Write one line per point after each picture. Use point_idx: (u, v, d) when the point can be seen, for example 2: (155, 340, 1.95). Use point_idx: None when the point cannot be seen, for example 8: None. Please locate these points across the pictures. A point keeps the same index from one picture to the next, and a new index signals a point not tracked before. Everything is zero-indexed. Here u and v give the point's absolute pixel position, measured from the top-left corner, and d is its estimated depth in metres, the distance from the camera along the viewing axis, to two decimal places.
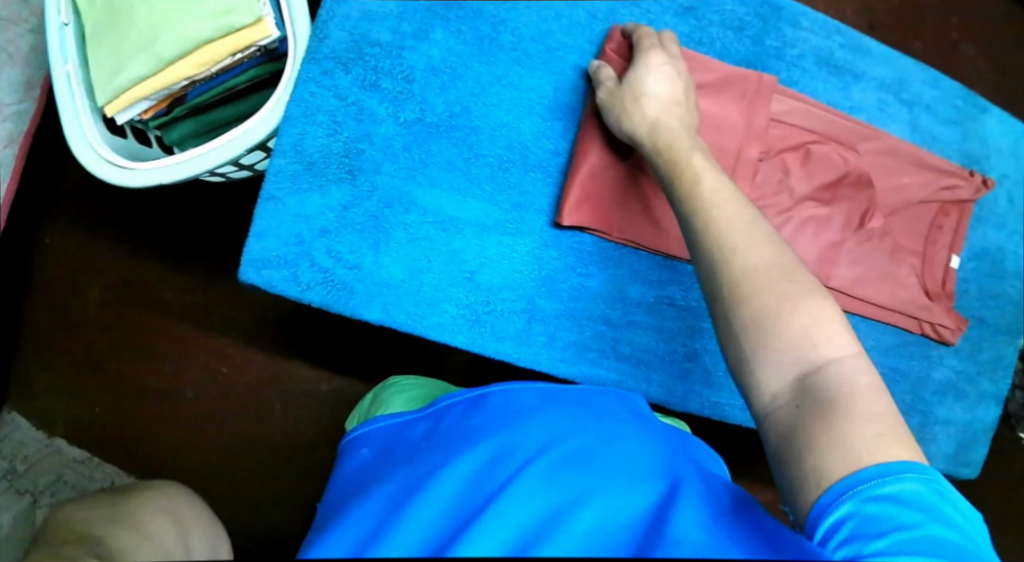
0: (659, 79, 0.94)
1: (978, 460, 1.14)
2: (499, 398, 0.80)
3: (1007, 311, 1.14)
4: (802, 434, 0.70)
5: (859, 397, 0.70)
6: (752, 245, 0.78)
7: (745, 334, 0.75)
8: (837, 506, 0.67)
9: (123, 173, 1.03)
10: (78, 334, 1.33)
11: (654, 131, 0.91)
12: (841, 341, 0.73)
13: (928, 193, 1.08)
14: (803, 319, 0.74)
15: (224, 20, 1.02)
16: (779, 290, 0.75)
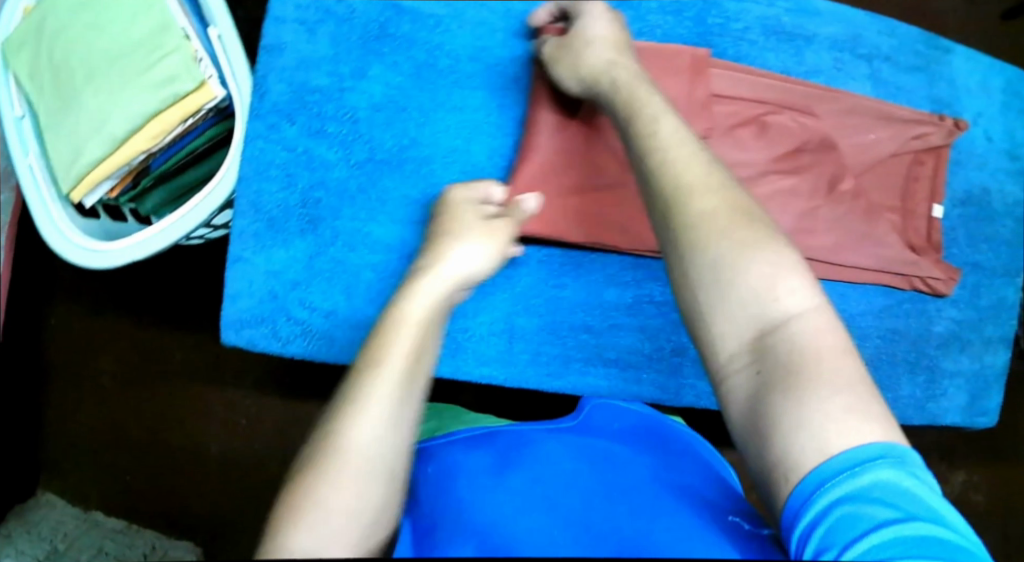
0: (604, 26, 0.90)
1: (994, 408, 1.12)
2: (511, 435, 0.87)
3: (1002, 252, 1.11)
4: (769, 396, 0.69)
5: (823, 361, 0.69)
6: (706, 192, 0.77)
7: (703, 287, 0.74)
8: (809, 506, 0.65)
9: (104, 256, 1.04)
10: (99, 407, 1.37)
11: (607, 74, 0.88)
12: (801, 290, 0.73)
13: (898, 147, 1.07)
14: (759, 271, 0.73)
15: (168, 90, 1.03)
16: (737, 238, 0.74)
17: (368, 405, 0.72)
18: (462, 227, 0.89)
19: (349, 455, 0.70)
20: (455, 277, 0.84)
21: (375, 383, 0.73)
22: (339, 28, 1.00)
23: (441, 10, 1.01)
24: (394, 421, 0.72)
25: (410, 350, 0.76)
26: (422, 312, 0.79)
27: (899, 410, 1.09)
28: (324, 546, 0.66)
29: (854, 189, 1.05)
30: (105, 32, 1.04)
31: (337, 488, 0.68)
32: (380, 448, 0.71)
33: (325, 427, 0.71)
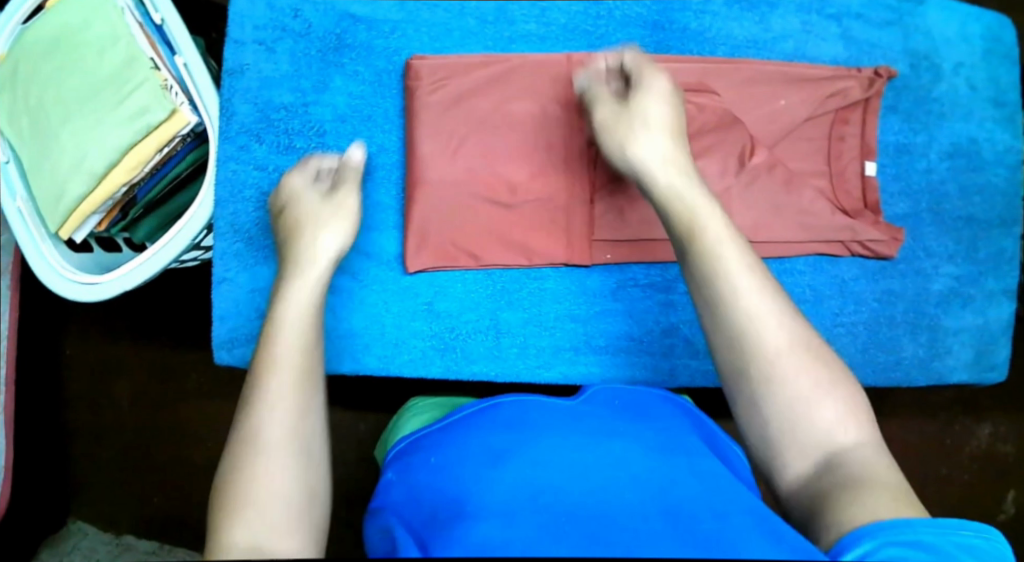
0: (659, 109, 0.89)
1: (1003, 361, 1.09)
2: (508, 411, 0.87)
3: (996, 202, 1.08)
4: (831, 505, 0.70)
5: (880, 471, 0.71)
6: (779, 307, 0.76)
7: (772, 403, 0.74)
8: (858, 544, 0.66)
9: (98, 289, 1.06)
10: (121, 433, 1.36)
11: (664, 168, 0.85)
12: (861, 420, 0.74)
13: (813, 110, 1.03)
14: (825, 392, 0.74)
15: (140, 122, 1.05)
16: (804, 361, 0.74)
17: (272, 400, 0.72)
18: (303, 224, 0.90)
19: (269, 450, 0.70)
20: (324, 268, 0.86)
21: (263, 414, 0.71)
22: (297, 43, 1.01)
23: (395, 15, 1.02)
24: (300, 411, 0.73)
25: (299, 345, 0.77)
26: (303, 309, 0.81)
27: (904, 373, 1.06)
28: (268, 541, 0.66)
29: (794, 155, 1.04)
30: (75, 72, 1.06)
31: (267, 475, 0.69)
32: (296, 438, 0.71)
33: (236, 434, 0.71)
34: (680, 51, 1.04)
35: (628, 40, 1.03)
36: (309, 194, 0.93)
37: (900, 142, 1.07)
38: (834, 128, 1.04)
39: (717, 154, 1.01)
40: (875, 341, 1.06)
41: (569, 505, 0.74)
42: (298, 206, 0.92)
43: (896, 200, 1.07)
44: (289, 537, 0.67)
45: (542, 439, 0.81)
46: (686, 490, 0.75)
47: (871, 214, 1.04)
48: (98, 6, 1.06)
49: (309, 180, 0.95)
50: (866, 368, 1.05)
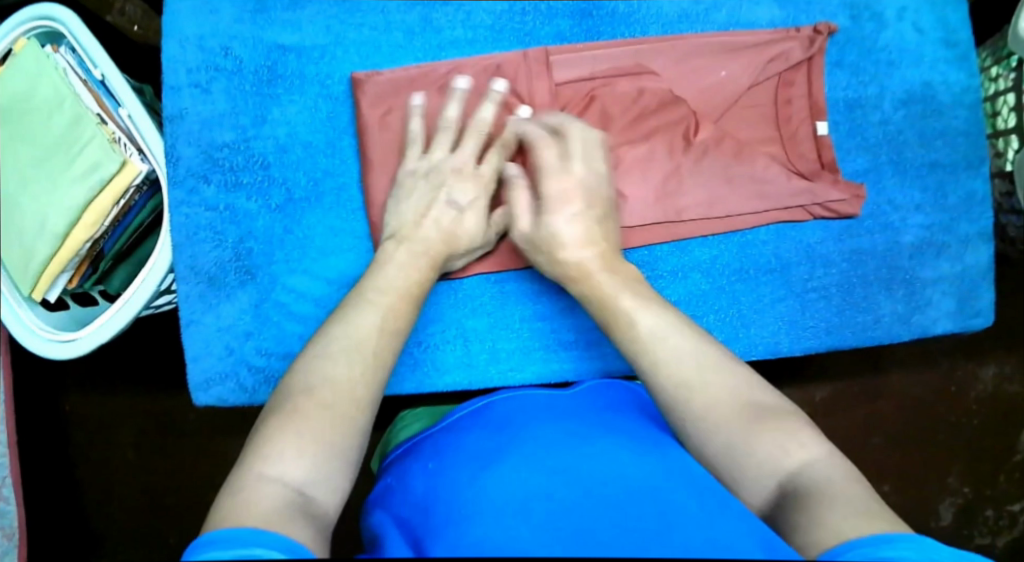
0: (572, 229, 0.92)
1: (987, 307, 1.06)
2: (503, 412, 0.87)
3: (959, 144, 1.06)
4: (794, 530, 0.74)
5: (838, 487, 0.74)
6: (703, 380, 0.81)
7: (716, 448, 0.79)
8: None
9: (77, 345, 1.08)
10: (127, 481, 1.34)
11: (583, 280, 0.91)
12: (808, 440, 0.78)
13: (755, 76, 1.02)
14: (772, 434, 0.78)
15: (94, 178, 1.06)
16: (747, 414, 0.79)
17: (353, 352, 0.81)
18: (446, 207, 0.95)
19: (338, 394, 0.78)
20: (424, 262, 0.92)
21: (340, 364, 0.80)
22: (231, 81, 1.01)
23: (322, 39, 1.01)
24: (377, 374, 0.81)
25: (389, 325, 0.85)
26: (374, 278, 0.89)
27: (883, 330, 1.04)
28: (309, 478, 0.73)
29: (742, 125, 1.02)
30: (25, 138, 1.07)
31: (329, 414, 0.76)
32: (369, 401, 0.79)
33: (313, 365, 0.80)
34: (612, 36, 1.03)
35: (557, 31, 1.02)
36: (472, 176, 0.96)
37: (851, 97, 1.05)
38: (780, 92, 1.03)
39: (663, 136, 1.00)
40: (851, 303, 1.03)
41: (567, 502, 0.75)
42: (448, 191, 0.95)
43: (853, 156, 1.04)
44: (322, 478, 0.73)
45: (535, 438, 0.81)
46: (670, 488, 0.76)
47: (829, 173, 1.02)
48: (41, 70, 1.07)
49: (468, 151, 0.97)
50: (845, 330, 1.03)
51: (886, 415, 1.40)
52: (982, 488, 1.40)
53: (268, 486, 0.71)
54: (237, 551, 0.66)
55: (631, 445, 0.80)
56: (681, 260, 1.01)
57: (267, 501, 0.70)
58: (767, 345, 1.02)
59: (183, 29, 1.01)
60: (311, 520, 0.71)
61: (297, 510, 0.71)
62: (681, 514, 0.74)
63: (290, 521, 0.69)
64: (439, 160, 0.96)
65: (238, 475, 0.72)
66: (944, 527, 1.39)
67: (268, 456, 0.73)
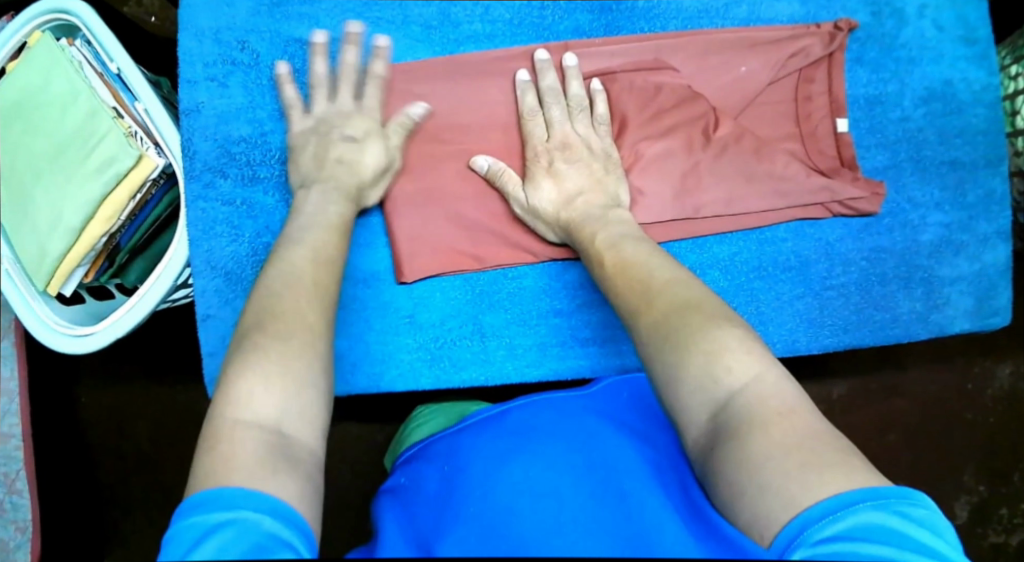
0: (550, 186, 0.95)
1: (1006, 305, 1.06)
2: (521, 414, 0.86)
3: (979, 142, 1.06)
4: (724, 466, 0.71)
5: (772, 426, 0.69)
6: (651, 306, 0.80)
7: (659, 378, 0.77)
8: (792, 550, 0.65)
9: (95, 338, 1.07)
10: (144, 474, 1.34)
11: (566, 230, 0.95)
12: (742, 362, 0.73)
13: (774, 73, 1.02)
14: (704, 362, 0.74)
15: (109, 172, 1.05)
16: (676, 337, 0.76)
17: (294, 282, 0.78)
18: (330, 146, 0.94)
19: (288, 323, 0.74)
20: (338, 198, 0.91)
21: (279, 293, 0.77)
22: (248, 75, 1.01)
23: (339, 33, 1.01)
24: (323, 302, 0.78)
25: (316, 251, 0.83)
26: (317, 217, 0.88)
27: (901, 329, 1.04)
28: (289, 415, 0.70)
29: (761, 122, 1.02)
30: (39, 131, 1.06)
31: (288, 342, 0.73)
32: (322, 326, 0.76)
33: (255, 301, 0.77)
34: (631, 32, 1.02)
35: (576, 27, 1.02)
36: (354, 112, 0.95)
37: (872, 93, 1.04)
38: (800, 89, 1.03)
39: (682, 131, 0.99)
40: (869, 301, 1.03)
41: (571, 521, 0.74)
42: (340, 129, 0.94)
43: (873, 153, 1.04)
44: (302, 411, 0.71)
45: (548, 445, 0.81)
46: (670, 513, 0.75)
47: (850, 170, 1.01)
48: (54, 63, 1.06)
49: (347, 93, 0.96)
50: (863, 328, 1.03)
51: (903, 412, 1.42)
52: (997, 486, 1.41)
53: (250, 430, 0.68)
54: (221, 514, 0.64)
55: (642, 459, 0.80)
56: (700, 258, 1.00)
57: (247, 448, 0.67)
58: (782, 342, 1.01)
59: (198, 22, 1.01)
60: (294, 457, 0.68)
61: (278, 451, 0.68)
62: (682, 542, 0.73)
63: (263, 463, 0.67)
64: (321, 112, 0.95)
65: (211, 426, 0.69)
66: (960, 525, 1.40)
67: (236, 399, 0.69)
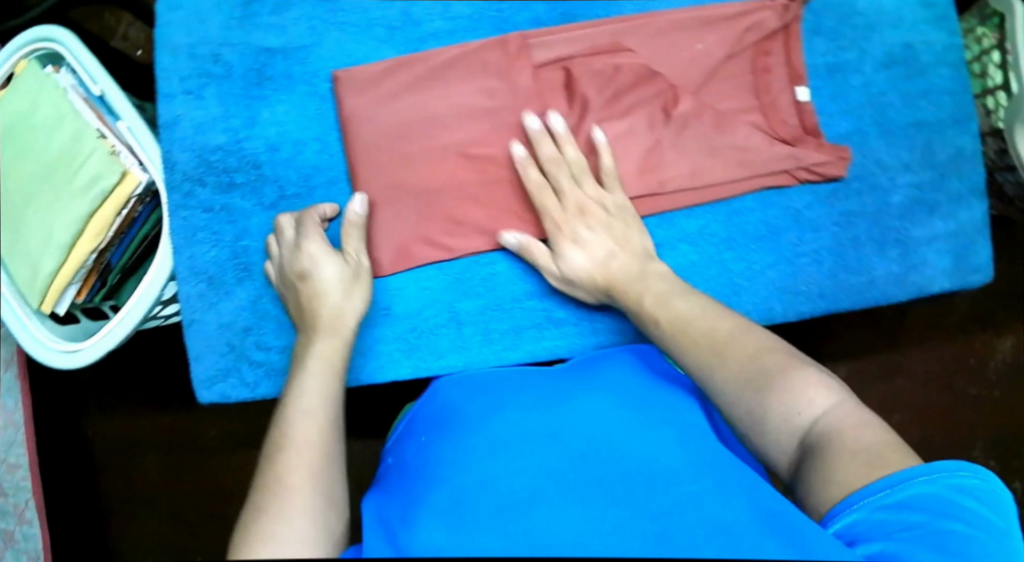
0: (582, 254, 0.97)
1: (986, 263, 1.07)
2: (507, 383, 0.92)
3: (946, 102, 1.06)
4: (808, 487, 0.79)
5: (843, 436, 0.78)
6: (722, 359, 0.86)
7: (740, 417, 0.84)
8: (849, 512, 0.75)
9: (82, 354, 1.10)
10: (154, 501, 1.36)
11: (610, 296, 0.97)
12: (820, 395, 0.82)
13: (732, 47, 1.03)
14: (786, 392, 0.82)
15: (96, 188, 1.09)
16: (742, 358, 0.85)
17: (300, 451, 0.79)
18: (319, 304, 0.93)
19: (288, 494, 0.76)
20: (332, 340, 0.91)
21: (288, 455, 0.79)
22: (222, 86, 1.04)
23: (305, 39, 1.03)
24: (330, 463, 0.80)
25: (323, 409, 0.83)
26: (321, 366, 0.88)
27: (878, 292, 1.05)
28: None
29: (722, 95, 1.03)
30: (28, 155, 1.10)
31: (291, 508, 0.75)
32: (324, 487, 0.78)
33: (265, 461, 0.79)
34: (589, 18, 1.05)
35: (533, 17, 1.04)
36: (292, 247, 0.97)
37: (833, 62, 1.05)
38: (758, 61, 1.04)
39: (642, 109, 1.02)
40: (845, 266, 1.04)
41: (550, 475, 0.79)
42: (287, 266, 0.96)
43: (837, 120, 1.05)
44: None
45: (526, 410, 0.86)
46: (675, 466, 0.79)
47: (813, 138, 1.03)
48: (41, 91, 1.11)
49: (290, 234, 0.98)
50: (840, 293, 1.04)
51: (904, 393, 1.40)
52: (1011, 462, 1.39)
53: None
54: None
55: (629, 416, 0.85)
56: (669, 232, 1.02)
57: None
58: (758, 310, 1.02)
59: (175, 39, 1.04)
60: None
61: None
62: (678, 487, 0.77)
63: None
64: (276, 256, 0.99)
65: None
66: None
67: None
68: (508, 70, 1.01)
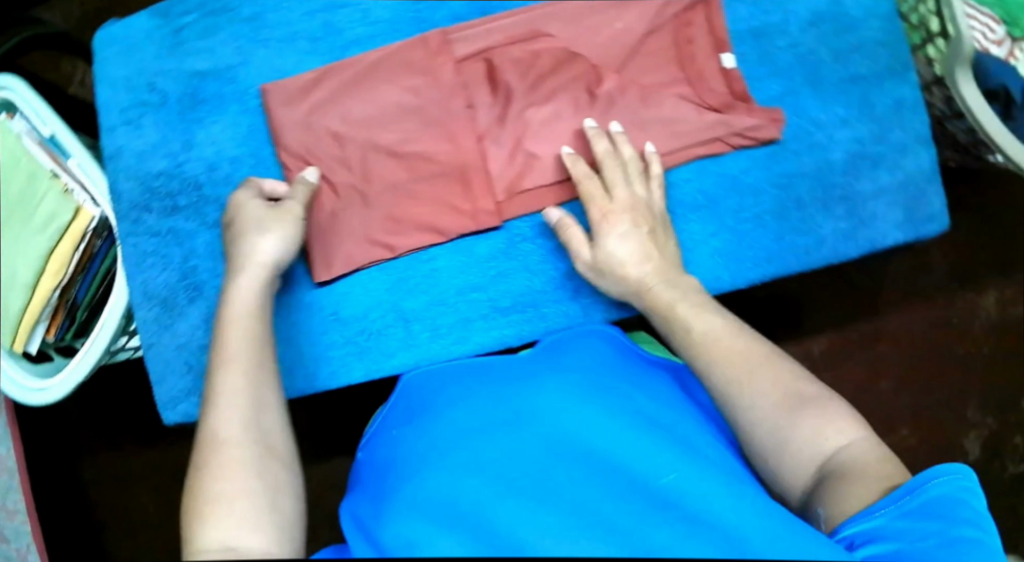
0: (629, 246, 0.96)
1: (939, 211, 1.05)
2: (485, 376, 0.92)
3: (878, 53, 1.05)
4: (825, 502, 0.80)
5: (862, 469, 0.79)
6: (753, 382, 0.85)
7: (761, 433, 0.84)
8: (856, 523, 0.76)
9: (53, 390, 1.13)
10: (153, 535, 1.37)
11: (642, 294, 0.95)
12: (847, 427, 0.82)
13: (652, 22, 1.04)
14: (807, 420, 0.82)
15: (53, 226, 1.11)
16: (767, 380, 0.85)
17: (233, 404, 0.79)
18: (237, 245, 0.93)
19: (228, 449, 0.76)
20: (259, 286, 0.90)
21: (220, 409, 0.78)
22: (159, 113, 1.06)
23: (233, 60, 1.06)
24: (264, 411, 0.80)
25: (249, 359, 0.83)
26: (244, 314, 0.87)
27: (829, 251, 1.04)
28: (236, 532, 0.71)
29: (646, 71, 1.04)
30: None
31: (230, 460, 0.75)
32: (261, 435, 0.78)
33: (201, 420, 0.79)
34: (507, 9, 1.06)
35: (451, 14, 1.06)
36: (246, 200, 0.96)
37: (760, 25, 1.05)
38: (680, 33, 1.04)
39: (564, 94, 1.03)
40: (789, 228, 1.03)
41: (534, 475, 0.79)
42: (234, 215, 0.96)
43: (766, 82, 1.04)
44: (254, 525, 0.72)
45: (506, 406, 0.86)
46: (671, 472, 0.79)
47: (744, 102, 1.03)
48: None
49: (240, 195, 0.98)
50: (788, 256, 1.03)
51: (890, 358, 1.40)
52: (1006, 418, 1.41)
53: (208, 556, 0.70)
54: None
55: (613, 410, 0.84)
56: None
57: None
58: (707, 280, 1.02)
59: (112, 73, 1.06)
60: None
61: None
62: (669, 494, 0.78)
63: None
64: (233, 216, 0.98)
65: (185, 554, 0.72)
66: (974, 461, 1.40)
67: (195, 537, 0.71)
68: (430, 67, 1.03)
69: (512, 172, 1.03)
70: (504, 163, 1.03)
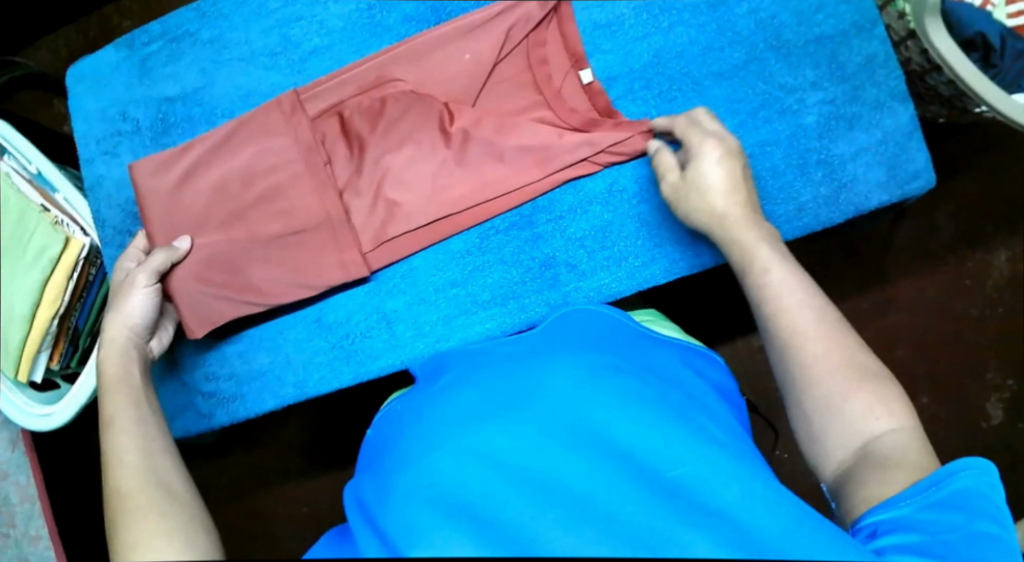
0: (720, 175, 0.94)
1: (923, 167, 1.02)
2: (485, 360, 0.89)
3: (842, 11, 1.03)
4: (854, 487, 0.79)
5: (898, 459, 0.77)
6: (815, 343, 0.84)
7: (811, 403, 0.82)
8: (878, 512, 0.75)
9: (55, 417, 1.17)
10: None
11: (721, 226, 0.93)
12: (896, 412, 0.80)
13: None
14: (865, 399, 0.80)
15: (44, 258, 1.09)
16: (828, 348, 0.83)
17: (126, 458, 0.79)
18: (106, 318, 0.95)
19: (132, 500, 0.76)
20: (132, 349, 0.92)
21: (116, 467, 0.79)
22: (134, 140, 1.08)
23: (198, 82, 1.07)
24: (161, 454, 0.81)
25: (134, 411, 0.84)
26: (116, 376, 0.88)
27: (811, 218, 1.02)
28: None
29: None
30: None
31: (133, 510, 0.75)
32: (161, 474, 0.79)
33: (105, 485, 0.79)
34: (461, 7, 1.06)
35: (406, 16, 1.06)
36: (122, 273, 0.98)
37: (634, 33, 1.04)
38: (534, 53, 1.04)
39: None
40: (765, 198, 1.01)
41: (538, 456, 0.76)
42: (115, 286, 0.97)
43: (727, 53, 1.03)
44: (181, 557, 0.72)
45: (510, 381, 0.83)
46: (679, 452, 0.76)
47: (608, 118, 1.03)
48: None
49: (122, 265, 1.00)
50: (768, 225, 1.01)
51: (903, 324, 1.36)
52: None
53: None
54: None
55: (623, 386, 0.81)
56: (578, 198, 1.04)
57: None
58: (669, 260, 1.03)
59: (86, 106, 1.08)
60: None
61: None
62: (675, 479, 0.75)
63: None
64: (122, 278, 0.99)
65: None
66: (997, 426, 1.35)
67: None
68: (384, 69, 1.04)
69: (477, 169, 1.03)
70: (466, 162, 1.02)
